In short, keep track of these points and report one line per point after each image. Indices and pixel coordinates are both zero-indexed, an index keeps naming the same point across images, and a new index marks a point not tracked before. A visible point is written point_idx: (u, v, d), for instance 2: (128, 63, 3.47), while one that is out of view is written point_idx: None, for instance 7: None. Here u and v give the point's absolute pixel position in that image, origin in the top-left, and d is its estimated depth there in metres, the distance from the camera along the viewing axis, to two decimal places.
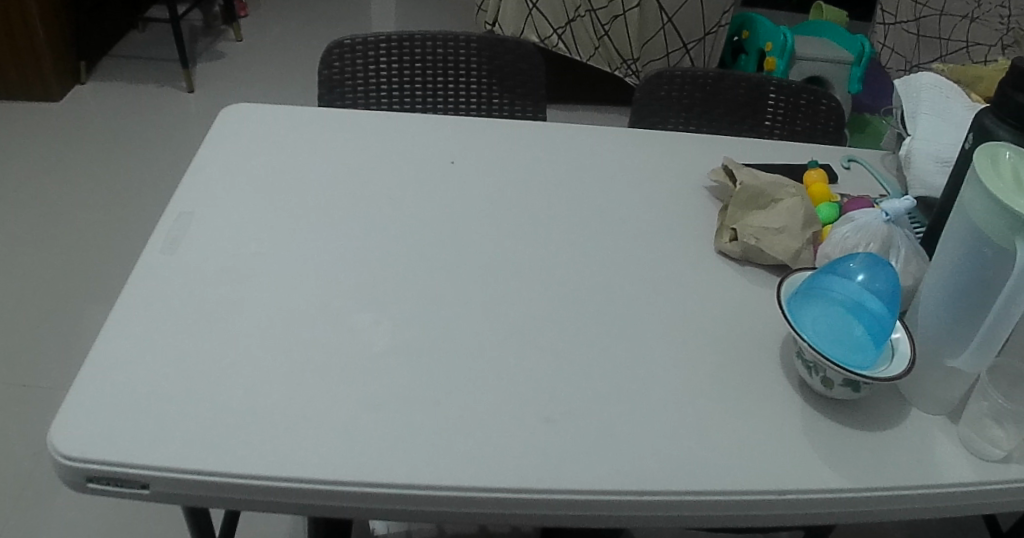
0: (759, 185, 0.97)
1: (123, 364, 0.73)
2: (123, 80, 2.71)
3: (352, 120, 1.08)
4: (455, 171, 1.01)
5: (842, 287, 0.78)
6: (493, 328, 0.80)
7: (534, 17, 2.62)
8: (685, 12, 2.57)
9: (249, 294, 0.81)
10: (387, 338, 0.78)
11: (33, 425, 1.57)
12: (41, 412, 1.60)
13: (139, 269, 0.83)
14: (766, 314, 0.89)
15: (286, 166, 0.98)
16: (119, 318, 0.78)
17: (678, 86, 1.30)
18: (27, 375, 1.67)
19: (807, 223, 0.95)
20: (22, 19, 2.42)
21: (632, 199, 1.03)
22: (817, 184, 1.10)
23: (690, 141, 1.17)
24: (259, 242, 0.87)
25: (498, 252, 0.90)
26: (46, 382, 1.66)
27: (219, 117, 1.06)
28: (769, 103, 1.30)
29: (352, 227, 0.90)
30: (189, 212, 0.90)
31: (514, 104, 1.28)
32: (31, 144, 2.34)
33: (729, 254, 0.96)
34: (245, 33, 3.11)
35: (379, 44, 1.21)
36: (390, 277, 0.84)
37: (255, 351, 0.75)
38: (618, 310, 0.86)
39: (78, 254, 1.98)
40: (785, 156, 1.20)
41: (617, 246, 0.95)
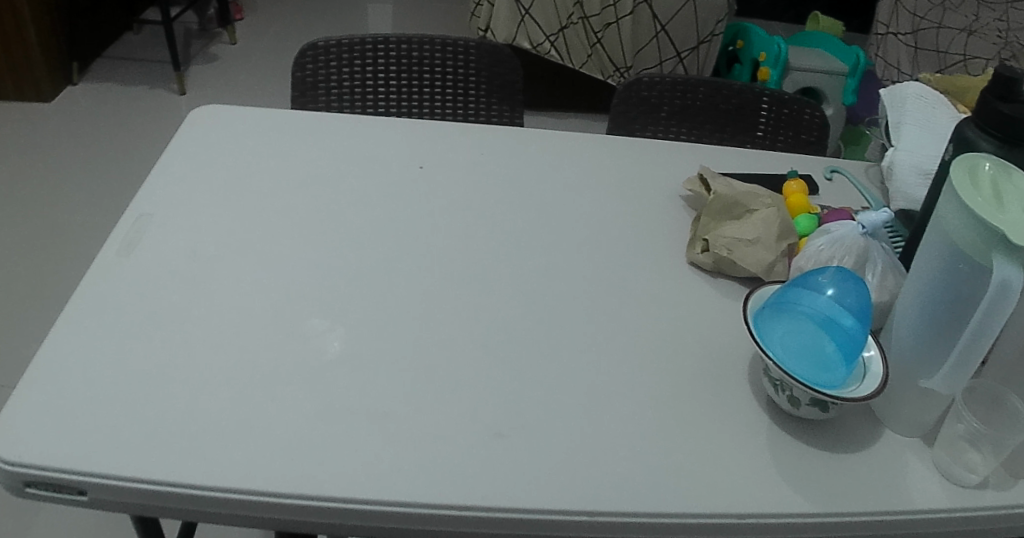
0: (733, 195, 0.95)
1: (68, 368, 0.71)
2: (115, 81, 2.69)
3: (322, 123, 1.06)
4: (424, 177, 0.99)
5: (811, 302, 0.76)
6: (452, 338, 0.78)
7: (526, 23, 2.60)
8: (678, 20, 2.56)
9: (203, 299, 0.79)
10: (342, 346, 0.75)
11: None
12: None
13: (93, 271, 0.80)
14: (736, 328, 0.87)
15: (252, 169, 0.96)
16: (69, 320, 0.76)
17: (658, 93, 1.28)
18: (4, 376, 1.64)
19: (781, 235, 0.93)
20: (14, 18, 2.40)
21: (605, 207, 1.01)
22: (796, 196, 1.08)
23: (669, 149, 1.15)
24: (218, 245, 0.85)
25: (463, 261, 0.88)
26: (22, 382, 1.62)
27: (190, 116, 1.04)
28: (752, 112, 1.28)
29: (313, 233, 0.88)
30: (149, 214, 0.87)
31: (491, 109, 1.26)
32: (18, 144, 2.32)
33: (701, 266, 0.94)
34: (240, 35, 3.09)
35: (354, 46, 1.20)
36: (349, 284, 0.82)
37: (207, 355, 0.73)
38: (584, 321, 0.84)
39: (61, 255, 1.96)
40: (765, 166, 1.18)
41: (588, 255, 0.93)
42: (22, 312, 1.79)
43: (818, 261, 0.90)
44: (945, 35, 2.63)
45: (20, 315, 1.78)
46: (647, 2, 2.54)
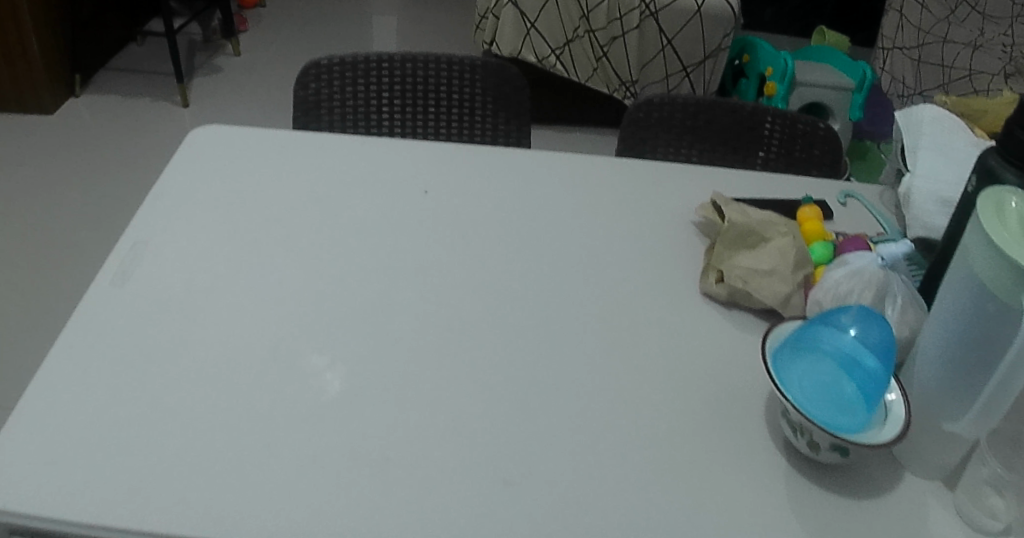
0: (748, 223, 0.92)
1: (56, 406, 0.68)
2: (117, 93, 2.67)
3: (324, 144, 1.03)
4: (428, 202, 0.97)
5: (833, 341, 0.74)
6: (455, 376, 0.75)
7: (531, 36, 2.58)
8: (684, 35, 2.53)
9: (198, 332, 0.76)
10: (341, 385, 0.72)
11: None
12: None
13: (85, 302, 0.77)
14: (750, 365, 0.84)
15: (252, 194, 0.93)
16: (59, 351, 0.73)
17: (669, 113, 1.25)
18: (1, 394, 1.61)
19: (797, 264, 0.90)
20: (17, 31, 2.37)
21: (614, 234, 0.98)
22: (811, 222, 1.05)
23: (680, 172, 1.12)
24: (215, 274, 0.82)
25: (468, 293, 0.85)
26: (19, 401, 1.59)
27: (189, 136, 1.02)
28: (764, 133, 1.25)
29: (314, 261, 0.85)
30: (144, 241, 0.85)
31: (497, 128, 1.23)
32: (19, 156, 2.30)
33: (715, 296, 0.92)
34: (244, 47, 3.07)
35: (358, 64, 1.17)
36: (349, 317, 0.79)
37: (201, 393, 0.70)
38: (593, 357, 0.81)
39: (60, 269, 1.93)
40: (779, 190, 1.15)
41: (596, 286, 0.90)
42: (17, 327, 1.76)
43: (836, 294, 0.87)
44: (950, 49, 2.56)
45: (15, 331, 1.75)
46: (653, 16, 2.51)
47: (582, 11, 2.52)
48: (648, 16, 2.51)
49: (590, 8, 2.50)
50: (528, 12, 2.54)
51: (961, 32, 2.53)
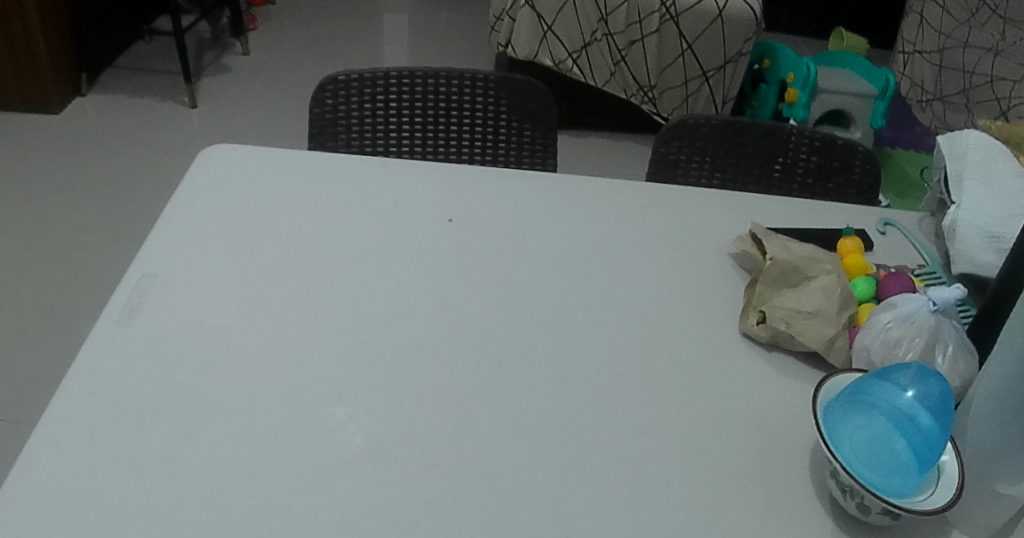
0: (792, 260, 0.87)
1: (60, 461, 0.64)
2: (125, 93, 2.62)
3: (343, 167, 0.99)
4: (453, 232, 0.92)
5: (888, 399, 0.69)
6: (483, 431, 0.71)
7: (548, 39, 2.54)
8: (705, 39, 2.46)
9: (212, 378, 0.72)
10: (365, 442, 0.69)
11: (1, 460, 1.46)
12: (5, 450, 1.47)
13: (90, 343, 0.73)
14: (792, 413, 0.79)
15: (267, 222, 0.89)
16: (62, 396, 0.68)
17: (702, 135, 1.20)
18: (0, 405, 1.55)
19: (841, 305, 0.85)
20: (22, 28, 2.33)
21: (646, 267, 0.93)
22: (852, 255, 0.99)
23: (712, 198, 1.07)
24: (229, 313, 0.78)
25: (496, 334, 0.81)
26: (18, 413, 1.54)
27: (199, 157, 0.98)
28: (800, 156, 1.20)
29: (334, 299, 0.81)
30: (152, 275, 0.80)
31: (522, 151, 1.20)
32: (25, 156, 2.26)
33: (755, 338, 0.86)
34: (254, 46, 3.02)
35: (377, 81, 1.14)
36: (371, 364, 0.75)
37: (216, 447, 0.66)
38: (626, 407, 0.77)
39: (65, 272, 1.88)
40: (816, 217, 1.10)
41: (628, 326, 0.85)
42: (33, 336, 1.70)
43: (885, 341, 0.80)
44: (971, 54, 2.69)
45: (31, 341, 1.69)
46: (673, 20, 2.43)
47: (600, 14, 2.46)
48: (668, 19, 2.43)
49: (609, 10, 2.45)
50: (545, 14, 2.50)
51: (981, 38, 2.67)
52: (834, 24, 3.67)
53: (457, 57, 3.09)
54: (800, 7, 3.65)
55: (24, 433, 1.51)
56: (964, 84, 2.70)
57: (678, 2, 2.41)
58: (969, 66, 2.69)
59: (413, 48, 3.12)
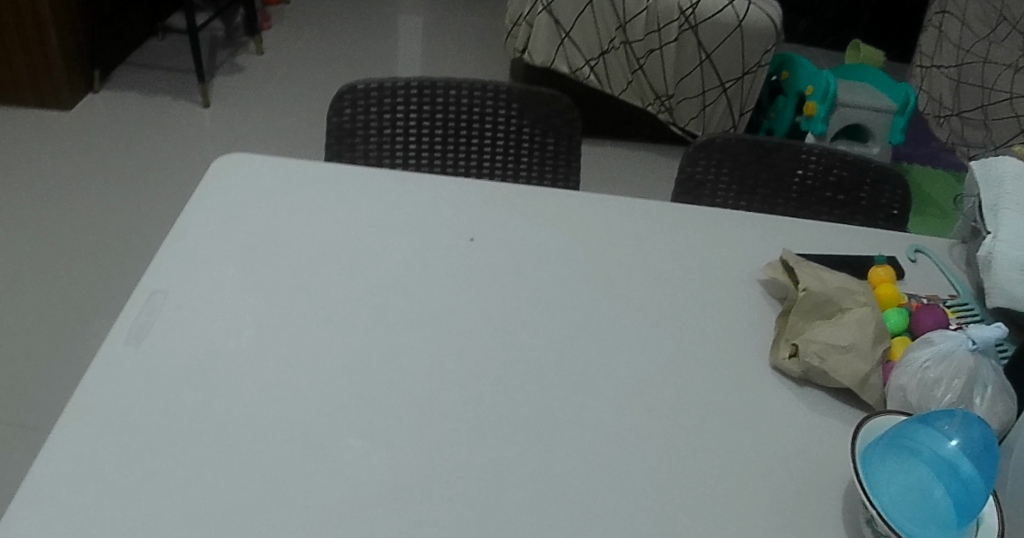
0: (826, 291, 0.84)
1: (62, 490, 0.61)
2: (137, 91, 2.60)
3: (362, 181, 0.97)
4: (473, 251, 0.90)
5: (929, 444, 0.65)
6: (505, 466, 0.68)
7: (565, 45, 2.50)
8: (724, 50, 2.42)
9: (224, 405, 0.69)
10: (381, 476, 0.65)
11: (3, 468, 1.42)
12: (15, 460, 1.43)
13: (96, 364, 0.70)
14: (825, 451, 0.76)
15: (283, 238, 0.87)
16: (63, 421, 0.65)
17: (730, 155, 1.17)
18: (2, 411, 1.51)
19: (877, 339, 0.82)
20: (36, 25, 2.31)
21: (670, 292, 0.90)
22: (885, 285, 0.95)
23: (739, 221, 1.04)
24: (241, 335, 0.75)
25: (519, 361, 0.78)
26: (23, 420, 1.50)
27: (211, 168, 0.95)
28: (830, 179, 1.17)
29: (350, 323, 0.79)
30: (162, 292, 0.78)
31: (544, 165, 1.21)
32: (34, 153, 2.23)
33: (787, 372, 0.82)
34: (267, 46, 3.00)
35: (399, 90, 1.14)
36: (388, 392, 0.72)
37: (225, 480, 0.63)
38: (653, 443, 0.73)
39: (72, 272, 1.85)
40: (846, 243, 1.06)
41: (652, 357, 0.82)
42: (46, 340, 1.67)
43: (922, 381, 0.75)
44: (991, 69, 2.60)
45: (43, 345, 1.66)
46: (692, 30, 2.40)
47: (619, 22, 2.43)
48: (687, 29, 2.40)
49: (627, 18, 2.41)
50: (563, 21, 2.46)
51: (1002, 53, 2.58)
52: (851, 36, 3.62)
53: (472, 61, 3.06)
54: (817, 17, 3.60)
55: (36, 441, 1.47)
56: (982, 100, 2.61)
57: (698, 12, 2.37)
58: (988, 82, 2.59)
59: (427, 51, 3.09)
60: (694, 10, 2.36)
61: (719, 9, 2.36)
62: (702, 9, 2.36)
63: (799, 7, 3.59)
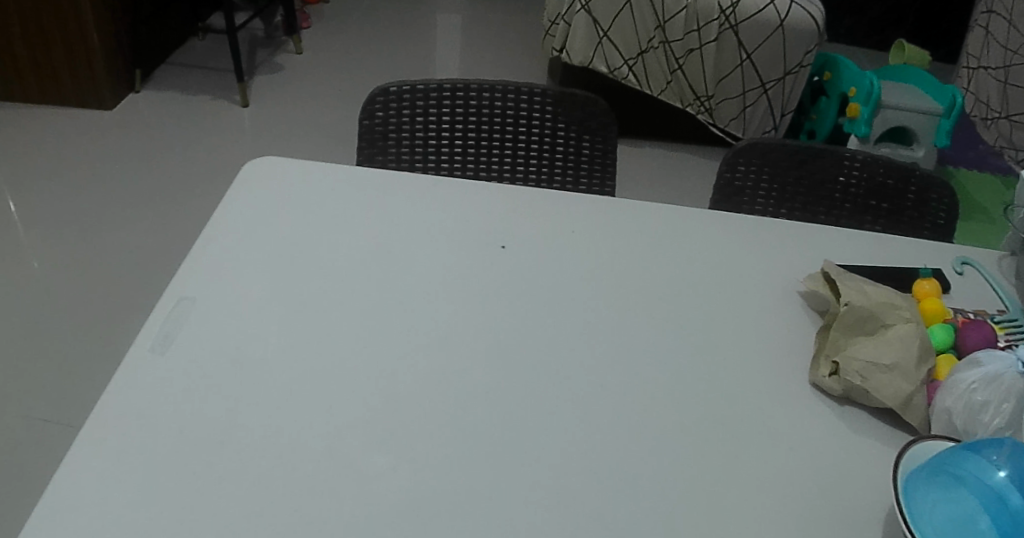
0: (868, 306, 0.80)
1: (84, 494, 0.61)
2: (177, 90, 2.63)
3: (394, 185, 0.97)
4: (505, 260, 0.89)
5: (975, 472, 0.62)
6: (529, 484, 0.67)
7: (604, 45, 2.48)
8: (765, 50, 2.37)
9: (247, 413, 0.69)
10: (406, 492, 0.64)
11: (38, 465, 1.44)
12: (49, 456, 1.45)
13: (122, 373, 0.70)
14: (865, 473, 0.73)
15: (312, 244, 0.87)
16: (88, 426, 0.66)
17: (771, 161, 1.14)
18: (38, 408, 1.54)
19: (922, 357, 0.78)
20: (78, 26, 2.35)
21: (705, 303, 0.88)
22: (930, 299, 0.90)
23: (776, 229, 1.01)
24: (268, 341, 0.75)
25: (547, 376, 0.77)
26: (58, 417, 1.52)
27: (243, 170, 0.96)
28: (874, 187, 1.13)
29: (376, 332, 0.78)
30: (190, 298, 0.78)
31: (579, 169, 1.19)
32: (77, 152, 2.28)
33: (828, 391, 0.80)
34: (306, 46, 3.02)
35: (432, 93, 1.15)
36: (413, 404, 0.72)
37: (247, 492, 0.63)
38: (682, 461, 0.71)
39: (108, 271, 1.87)
40: (890, 254, 1.02)
41: (683, 373, 0.80)
42: (84, 338, 1.69)
43: (968, 404, 0.71)
44: None
45: (80, 342, 1.68)
46: (732, 29, 2.35)
47: (658, 21, 2.39)
48: (727, 28, 2.35)
49: (666, 17, 2.37)
50: (601, 20, 2.43)
51: None
52: (896, 35, 3.53)
53: (508, 61, 3.04)
54: (861, 16, 3.52)
55: (70, 437, 1.49)
56: None
57: (738, 11, 2.32)
58: None
59: (463, 50, 3.08)
60: (735, 9, 2.32)
61: (760, 8, 2.32)
62: (742, 8, 2.32)
63: (842, 6, 3.51)
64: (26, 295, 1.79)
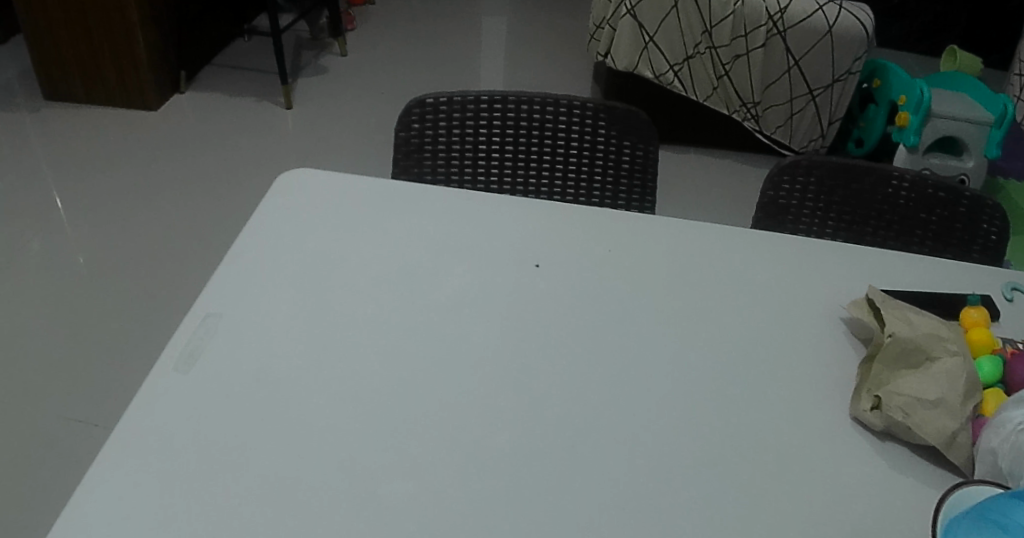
0: (912, 337, 0.77)
1: (100, 511, 0.64)
2: (222, 91, 2.67)
3: (427, 200, 0.98)
4: (536, 279, 0.89)
5: (996, 513, 0.59)
6: (544, 518, 0.66)
7: (649, 50, 2.43)
8: (813, 56, 2.32)
9: (268, 438, 0.70)
10: (416, 522, 0.65)
11: (73, 463, 1.46)
12: (80, 455, 1.48)
13: (145, 391, 0.73)
14: (896, 512, 0.70)
15: (341, 263, 0.88)
16: (110, 444, 0.69)
17: (816, 179, 1.11)
18: (74, 407, 1.56)
19: (968, 393, 0.74)
20: (124, 29, 2.39)
21: (737, 326, 0.86)
22: (978, 328, 0.85)
23: (815, 249, 0.97)
24: (292, 364, 0.77)
25: (568, 400, 0.76)
26: (94, 418, 1.55)
27: (273, 185, 0.99)
28: (923, 207, 1.09)
29: (400, 355, 0.79)
30: (216, 315, 0.81)
31: (618, 184, 1.17)
32: (122, 151, 2.33)
33: (868, 425, 0.76)
34: (351, 47, 3.03)
35: (469, 105, 1.14)
36: (434, 430, 0.72)
37: (260, 516, 0.64)
38: (700, 494, 0.70)
39: (149, 271, 1.90)
40: (938, 276, 0.96)
41: (711, 399, 0.78)
42: (119, 337, 1.72)
43: (1014, 447, 0.67)
44: None
45: (114, 342, 1.71)
46: (780, 35, 2.31)
47: (704, 26, 2.34)
48: (775, 34, 2.31)
49: (713, 23, 2.33)
50: (647, 24, 2.39)
51: None
52: (949, 41, 3.42)
53: (549, 63, 3.03)
54: (912, 21, 3.42)
55: (102, 437, 1.51)
56: None
57: (786, 16, 2.28)
58: None
59: (504, 53, 3.07)
60: (783, 14, 2.27)
61: (809, 13, 2.27)
62: (791, 13, 2.27)
63: (893, 9, 3.42)
64: (67, 293, 1.82)
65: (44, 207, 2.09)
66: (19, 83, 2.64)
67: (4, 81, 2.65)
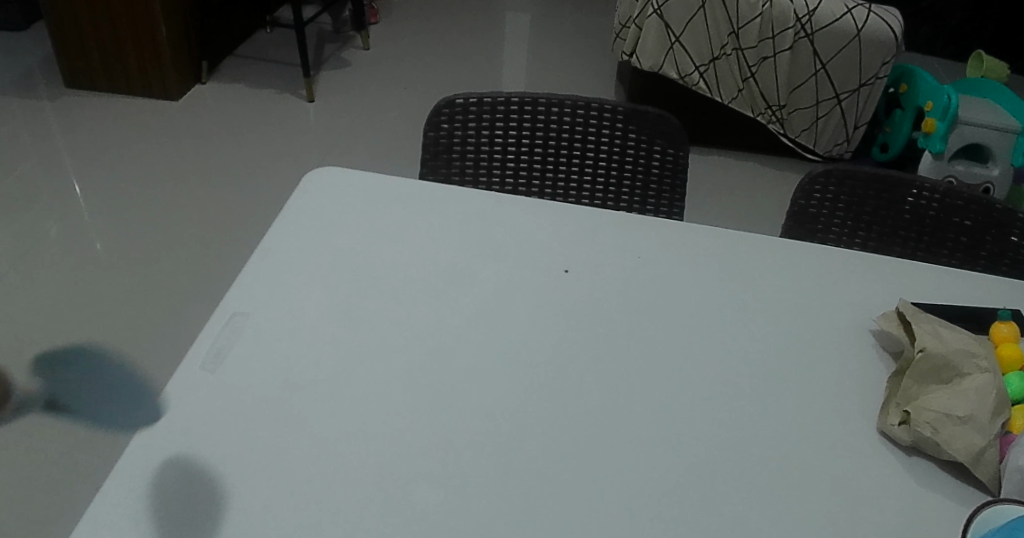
0: (943, 353, 0.77)
1: (127, 507, 0.65)
2: (244, 82, 2.69)
3: (457, 201, 0.99)
4: (565, 284, 0.89)
5: None
6: (570, 525, 0.67)
7: (675, 50, 2.41)
8: (841, 60, 2.31)
9: (296, 439, 0.71)
10: (445, 525, 0.66)
11: (101, 458, 1.47)
12: (106, 448, 1.49)
13: (174, 387, 0.74)
14: (923, 527, 0.69)
15: (369, 264, 0.89)
16: (140, 440, 0.70)
17: (847, 189, 1.11)
18: None
19: (997, 410, 0.74)
20: (148, 19, 2.41)
21: (765, 335, 0.86)
22: (1007, 343, 0.83)
23: (843, 259, 0.97)
24: (320, 364, 0.78)
25: (594, 405, 0.76)
26: None
27: (300, 184, 1.00)
28: (954, 218, 1.08)
29: (429, 357, 0.79)
30: (243, 313, 0.82)
31: (647, 189, 1.17)
32: (145, 140, 2.35)
33: (896, 440, 0.76)
34: (373, 41, 3.04)
35: (498, 106, 1.15)
36: (461, 435, 0.72)
37: (289, 516, 0.65)
38: (724, 503, 0.69)
39: (180, 263, 1.92)
40: (970, 289, 0.95)
41: (737, 408, 0.78)
42: (143, 330, 1.73)
43: None
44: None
45: (137, 334, 1.72)
46: (808, 38, 2.30)
47: (731, 28, 2.33)
48: (803, 37, 2.30)
49: (741, 24, 2.31)
50: (673, 25, 2.38)
51: None
52: (975, 45, 3.38)
53: (572, 61, 3.02)
54: (939, 25, 3.38)
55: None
56: None
57: (815, 19, 2.27)
58: None
59: (526, 50, 3.07)
60: (811, 17, 2.27)
61: (837, 17, 2.27)
62: (819, 16, 2.27)
63: (920, 13, 3.38)
64: (93, 281, 1.85)
65: (67, 195, 2.11)
66: (40, 70, 2.67)
67: (26, 68, 2.68)
